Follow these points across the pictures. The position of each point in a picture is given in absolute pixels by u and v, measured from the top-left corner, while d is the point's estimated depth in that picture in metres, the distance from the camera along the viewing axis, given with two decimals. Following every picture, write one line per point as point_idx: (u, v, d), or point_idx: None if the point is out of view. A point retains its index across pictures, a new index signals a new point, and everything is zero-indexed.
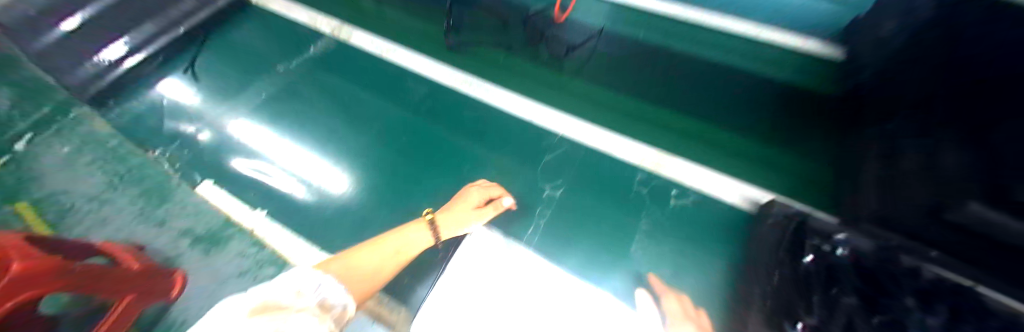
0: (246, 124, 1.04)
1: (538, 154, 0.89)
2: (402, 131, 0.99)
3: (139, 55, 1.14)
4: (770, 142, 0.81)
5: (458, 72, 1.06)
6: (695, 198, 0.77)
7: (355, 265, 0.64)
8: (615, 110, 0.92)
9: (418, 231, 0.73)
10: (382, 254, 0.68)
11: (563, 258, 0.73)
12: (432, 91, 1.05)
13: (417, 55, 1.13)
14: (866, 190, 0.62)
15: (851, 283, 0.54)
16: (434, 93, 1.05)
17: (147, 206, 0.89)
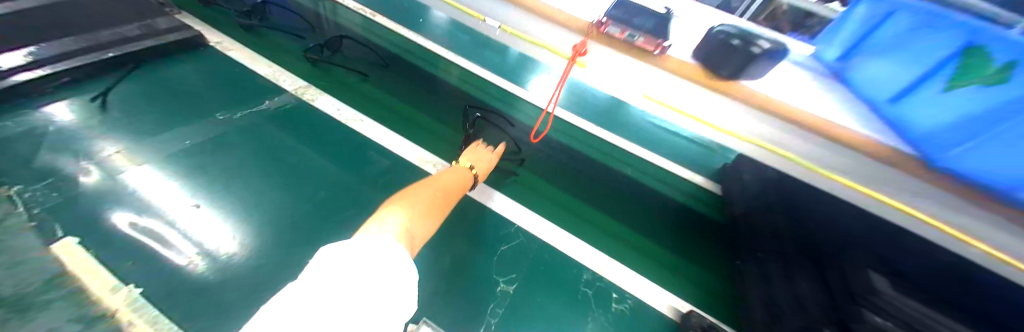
0: (153, 174, 0.86)
1: (494, 245, 0.91)
2: (354, 204, 0.93)
3: (38, 70, 0.97)
4: (686, 256, 0.96)
5: (422, 152, 1.10)
6: (632, 304, 0.84)
7: (418, 197, 0.70)
8: (566, 210, 1.01)
9: (457, 175, 0.88)
10: (429, 190, 0.74)
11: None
12: (394, 165, 1.05)
13: (381, 131, 1.14)
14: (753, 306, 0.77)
15: None
16: (394, 169, 1.04)
17: None
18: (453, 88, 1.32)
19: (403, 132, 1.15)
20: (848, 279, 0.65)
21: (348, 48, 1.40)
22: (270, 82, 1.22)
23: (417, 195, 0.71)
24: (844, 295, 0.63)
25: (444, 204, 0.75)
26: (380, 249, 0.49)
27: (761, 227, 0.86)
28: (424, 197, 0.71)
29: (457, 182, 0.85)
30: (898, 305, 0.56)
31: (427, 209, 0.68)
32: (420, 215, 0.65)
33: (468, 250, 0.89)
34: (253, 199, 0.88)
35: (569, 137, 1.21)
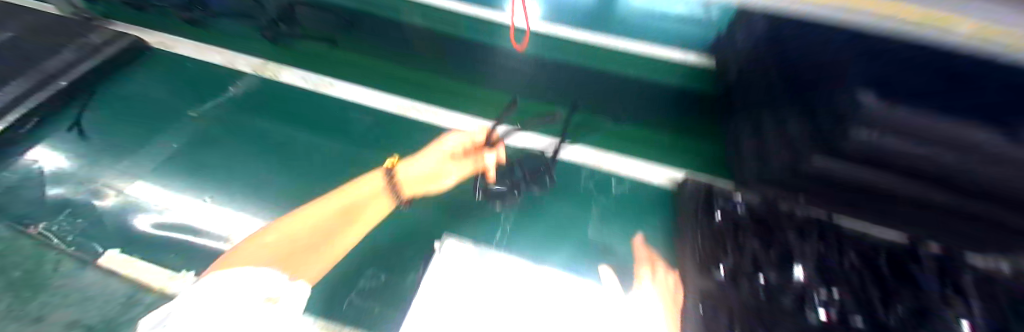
0: (155, 186, 0.88)
1: (494, 165, 0.94)
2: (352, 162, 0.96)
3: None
4: (682, 134, 0.99)
5: (404, 100, 1.09)
6: (630, 184, 0.90)
7: (343, 199, 0.79)
8: (557, 122, 1.03)
9: (360, 182, 0.82)
10: (367, 188, 0.82)
11: (544, 258, 0.77)
12: (379, 120, 1.05)
13: (358, 92, 1.12)
14: (748, 158, 0.81)
15: (751, 232, 0.70)
16: (380, 123, 1.04)
17: (12, 305, 0.65)
18: (410, 25, 1.20)
19: (379, 86, 1.14)
20: (829, 95, 0.60)
21: (306, 12, 1.23)
22: (226, 68, 1.15)
23: (348, 199, 0.79)
24: (825, 113, 0.60)
25: (310, 241, 0.71)
26: (238, 282, 0.56)
27: (755, 77, 0.82)
28: (354, 198, 0.80)
29: (344, 205, 0.79)
30: (890, 113, 0.50)
31: (274, 252, 0.65)
32: (275, 259, 0.63)
33: (471, 175, 0.92)
34: (254, 183, 0.90)
35: (547, 44, 1.13)
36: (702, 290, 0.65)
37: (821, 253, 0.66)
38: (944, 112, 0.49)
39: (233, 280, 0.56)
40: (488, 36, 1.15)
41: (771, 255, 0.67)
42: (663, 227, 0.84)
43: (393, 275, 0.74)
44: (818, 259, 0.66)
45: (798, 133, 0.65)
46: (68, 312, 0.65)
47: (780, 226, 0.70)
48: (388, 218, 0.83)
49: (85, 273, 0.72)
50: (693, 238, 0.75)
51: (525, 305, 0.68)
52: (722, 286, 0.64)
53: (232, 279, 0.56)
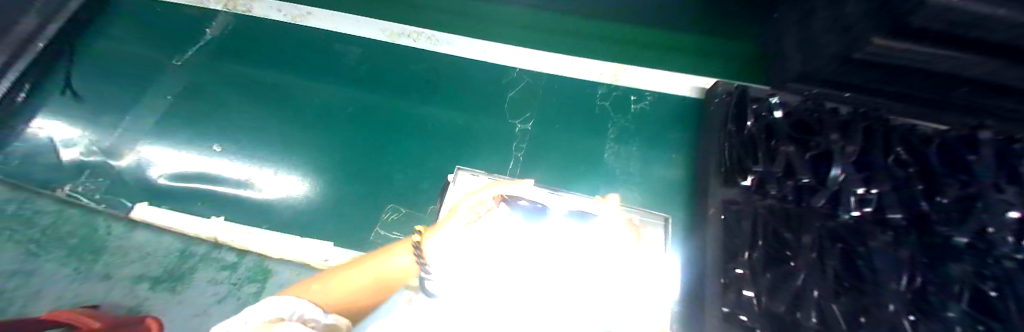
0: (158, 143, 0.85)
1: (501, 92, 0.86)
2: (350, 102, 0.89)
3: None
4: (710, 36, 0.85)
5: (387, 24, 0.93)
6: (651, 99, 0.83)
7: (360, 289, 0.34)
8: (569, 34, 0.89)
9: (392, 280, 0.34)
10: (371, 286, 0.34)
11: (573, 181, 0.73)
12: (366, 52, 0.94)
13: (337, 19, 0.96)
14: (792, 55, 0.73)
15: (785, 135, 0.63)
16: (370, 55, 0.93)
17: (80, 265, 0.68)
18: None
19: (361, 9, 0.96)
20: None
21: None
22: (196, 8, 1.02)
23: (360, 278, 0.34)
24: None
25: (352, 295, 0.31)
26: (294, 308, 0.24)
27: None
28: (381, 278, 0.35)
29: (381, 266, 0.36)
30: None
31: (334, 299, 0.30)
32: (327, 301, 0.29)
33: (472, 104, 0.85)
34: (255, 131, 0.86)
35: None
36: (726, 201, 0.63)
37: (866, 148, 0.61)
38: None
39: (279, 302, 0.24)
40: None
41: (807, 156, 0.62)
42: (684, 143, 0.78)
43: (412, 208, 0.75)
44: (860, 155, 0.60)
45: (857, 13, 0.56)
46: (133, 268, 0.69)
47: (823, 123, 0.64)
48: (399, 157, 0.81)
49: (135, 233, 0.74)
50: (722, 147, 0.67)
51: None
52: (749, 195, 0.62)
53: (273, 303, 0.23)
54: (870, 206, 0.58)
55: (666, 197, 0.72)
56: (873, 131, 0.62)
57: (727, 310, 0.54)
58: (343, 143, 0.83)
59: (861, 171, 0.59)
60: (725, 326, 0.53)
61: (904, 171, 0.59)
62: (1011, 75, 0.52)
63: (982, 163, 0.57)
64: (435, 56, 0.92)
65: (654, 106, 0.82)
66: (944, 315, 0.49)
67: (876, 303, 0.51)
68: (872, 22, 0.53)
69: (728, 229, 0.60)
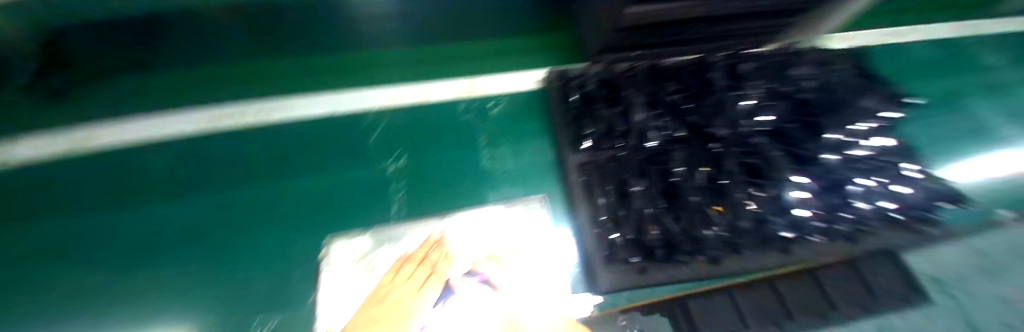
0: None
1: (363, 140, 0.78)
2: (165, 222, 0.68)
3: None
4: (542, 30, 0.95)
5: (195, 113, 0.80)
6: (506, 100, 0.89)
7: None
8: (418, 61, 0.89)
9: None
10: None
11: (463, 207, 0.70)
12: (181, 154, 0.76)
13: (128, 126, 0.78)
14: (586, 32, 0.88)
15: (603, 97, 0.76)
16: (186, 157, 0.76)
17: None
18: None
19: (164, 104, 0.79)
20: None
21: None
22: None
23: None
24: None
25: None
26: None
27: None
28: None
29: None
30: None
31: None
32: None
33: (327, 163, 0.75)
34: (28, 306, 0.60)
35: None
36: (581, 163, 0.72)
37: (651, 91, 0.75)
38: None
39: None
40: None
41: (616, 111, 0.74)
42: (542, 129, 0.85)
43: (284, 318, 0.56)
44: (659, 93, 0.74)
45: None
46: None
47: (629, 77, 0.78)
48: (245, 255, 0.63)
49: None
50: (563, 121, 0.79)
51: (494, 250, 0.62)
52: (593, 154, 0.72)
53: None
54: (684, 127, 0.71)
55: (544, 180, 0.76)
56: (661, 73, 0.77)
57: (607, 255, 0.60)
58: (164, 269, 0.63)
59: (650, 108, 0.73)
60: (608, 269, 0.60)
61: (680, 96, 0.73)
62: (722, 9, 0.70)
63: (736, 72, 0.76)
64: (275, 129, 0.79)
65: (508, 106, 0.89)
66: (749, 194, 0.64)
67: (701, 202, 0.63)
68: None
69: (587, 186, 0.69)
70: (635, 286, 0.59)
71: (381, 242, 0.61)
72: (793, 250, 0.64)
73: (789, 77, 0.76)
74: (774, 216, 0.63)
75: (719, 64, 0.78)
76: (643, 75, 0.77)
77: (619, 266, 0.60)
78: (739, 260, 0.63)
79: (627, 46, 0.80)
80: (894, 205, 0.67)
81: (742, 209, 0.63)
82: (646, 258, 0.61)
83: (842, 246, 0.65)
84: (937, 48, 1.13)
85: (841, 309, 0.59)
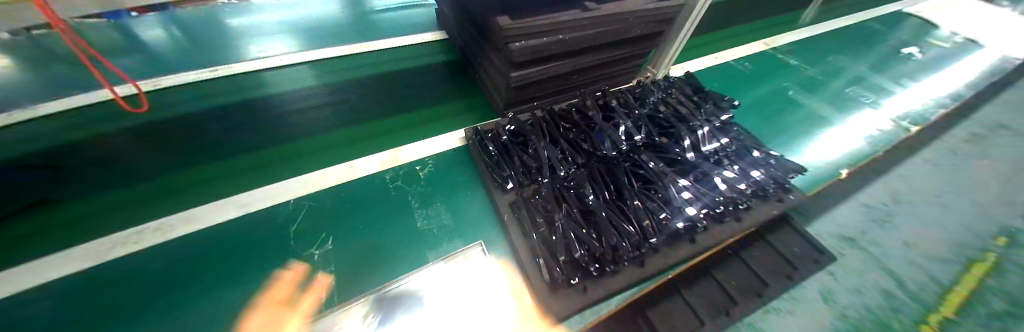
0: None
1: (280, 232, 0.74)
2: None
3: None
4: (452, 101, 1.11)
5: (74, 244, 0.69)
6: (432, 161, 0.92)
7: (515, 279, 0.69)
8: (340, 145, 0.94)
9: None
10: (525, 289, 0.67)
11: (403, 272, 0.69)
12: (55, 305, 0.62)
13: None
14: (491, 93, 1.01)
15: (516, 141, 0.85)
16: (61, 305, 0.61)
17: None
18: (104, 134, 0.89)
19: (28, 253, 0.67)
20: (491, 27, 0.79)
21: None
22: None
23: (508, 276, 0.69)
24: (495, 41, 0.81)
25: None
26: None
27: (469, 37, 1.03)
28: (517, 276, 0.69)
29: None
30: (522, 23, 0.72)
31: None
32: None
33: (247, 266, 0.69)
34: None
35: (300, 80, 1.11)
36: (509, 203, 0.77)
37: (550, 131, 0.85)
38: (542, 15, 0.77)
39: None
40: (232, 97, 1.03)
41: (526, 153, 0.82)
42: (473, 178, 0.88)
43: None
44: (560, 130, 0.86)
45: (499, 61, 0.84)
46: None
47: (533, 121, 0.88)
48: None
49: None
50: (485, 169, 0.84)
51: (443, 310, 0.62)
52: (517, 192, 0.77)
53: None
54: (587, 154, 0.81)
55: (480, 227, 0.77)
56: (558, 114, 0.90)
57: (550, 281, 0.63)
58: None
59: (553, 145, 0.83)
60: (553, 295, 0.62)
61: (573, 131, 0.85)
62: (587, 61, 0.90)
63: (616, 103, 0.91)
64: (181, 244, 0.72)
65: (436, 165, 0.91)
66: (652, 199, 0.73)
67: (617, 214, 0.70)
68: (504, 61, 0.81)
69: (520, 223, 0.73)
70: (587, 304, 0.62)
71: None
72: None
73: (649, 101, 0.94)
74: (685, 214, 0.71)
75: (597, 100, 0.93)
76: (544, 118, 0.89)
77: (564, 290, 0.63)
78: (661, 257, 0.69)
79: (526, 100, 0.94)
80: (763, 178, 0.80)
81: (651, 211, 0.71)
82: (585, 277, 0.65)
83: (737, 225, 0.75)
84: (751, 62, 1.50)
85: (769, 282, 0.73)
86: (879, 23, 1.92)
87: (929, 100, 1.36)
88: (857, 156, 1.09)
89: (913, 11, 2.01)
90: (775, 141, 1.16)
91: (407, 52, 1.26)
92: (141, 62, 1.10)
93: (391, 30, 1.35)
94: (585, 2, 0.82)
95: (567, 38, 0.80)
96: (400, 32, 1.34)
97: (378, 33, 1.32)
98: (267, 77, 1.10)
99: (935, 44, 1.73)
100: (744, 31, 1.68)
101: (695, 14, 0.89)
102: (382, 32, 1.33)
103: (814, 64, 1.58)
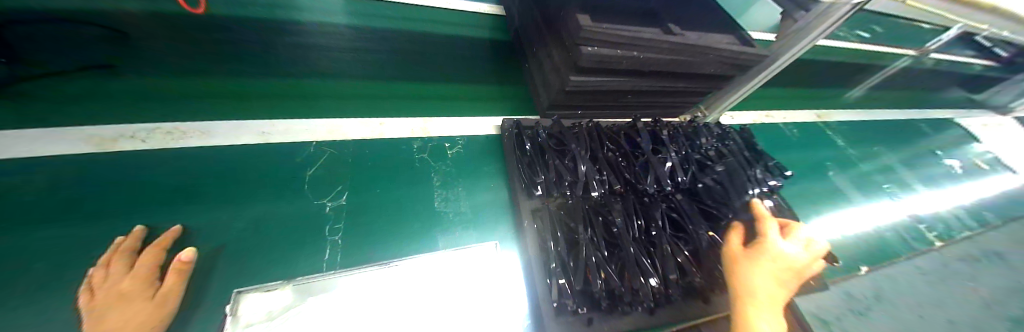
0: None
1: (296, 173, 0.72)
2: (9, 276, 0.52)
3: None
4: (493, 83, 1.06)
5: (88, 127, 0.66)
6: (462, 141, 0.88)
7: (787, 268, 0.58)
8: (371, 98, 0.90)
9: None
10: (783, 287, 0.58)
11: (411, 250, 0.67)
12: (57, 182, 0.61)
13: None
14: (538, 88, 0.95)
15: (554, 146, 0.81)
16: (72, 189, 0.61)
17: None
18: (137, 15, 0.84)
19: (35, 122, 0.64)
20: (563, 24, 0.73)
21: None
22: None
23: (785, 262, 0.58)
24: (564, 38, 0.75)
25: None
26: None
27: (531, 22, 0.97)
28: (796, 264, 0.58)
29: None
30: (600, 31, 0.66)
31: None
32: None
33: (255, 197, 0.67)
34: None
35: (345, 16, 1.05)
36: (533, 209, 0.74)
37: (592, 146, 0.81)
38: (621, 26, 0.71)
39: None
40: (272, 14, 0.98)
41: (563, 161, 0.78)
42: (499, 171, 0.85)
43: None
44: (602, 148, 0.82)
45: (560, 60, 0.79)
46: None
47: (577, 131, 0.84)
48: (204, 294, 0.56)
49: None
50: (515, 166, 0.80)
51: (446, 297, 0.58)
52: (544, 199, 0.74)
53: None
54: (624, 181, 0.77)
55: (497, 225, 0.76)
56: (603, 131, 0.85)
57: (557, 306, 0.62)
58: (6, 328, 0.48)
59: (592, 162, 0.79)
60: (557, 319, 0.62)
61: (614, 153, 0.82)
62: (647, 85, 0.85)
63: (664, 137, 0.87)
64: (192, 156, 0.69)
65: (465, 146, 0.88)
66: (678, 248, 0.71)
67: (640, 254, 0.68)
68: (567, 62, 0.75)
69: (539, 232, 0.70)
70: None
71: (306, 295, 0.52)
72: (712, 300, 0.73)
73: (698, 144, 0.90)
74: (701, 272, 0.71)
75: (648, 128, 0.89)
76: (588, 132, 0.84)
77: (569, 317, 0.63)
78: (669, 310, 0.69)
79: (572, 107, 0.89)
80: None
81: (674, 261, 0.69)
82: (592, 309, 0.64)
83: None
84: (797, 128, 1.45)
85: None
86: (926, 124, 1.86)
87: (958, 217, 1.32)
88: (876, 255, 1.06)
89: (965, 121, 1.94)
90: (797, 212, 1.13)
91: (459, 18, 1.20)
92: None
93: None
94: (669, 25, 0.77)
95: (640, 58, 0.74)
96: None
97: None
98: (314, 2, 1.04)
99: (980, 160, 1.67)
100: (794, 96, 1.63)
101: (774, 68, 0.84)
102: None
103: (857, 147, 1.52)
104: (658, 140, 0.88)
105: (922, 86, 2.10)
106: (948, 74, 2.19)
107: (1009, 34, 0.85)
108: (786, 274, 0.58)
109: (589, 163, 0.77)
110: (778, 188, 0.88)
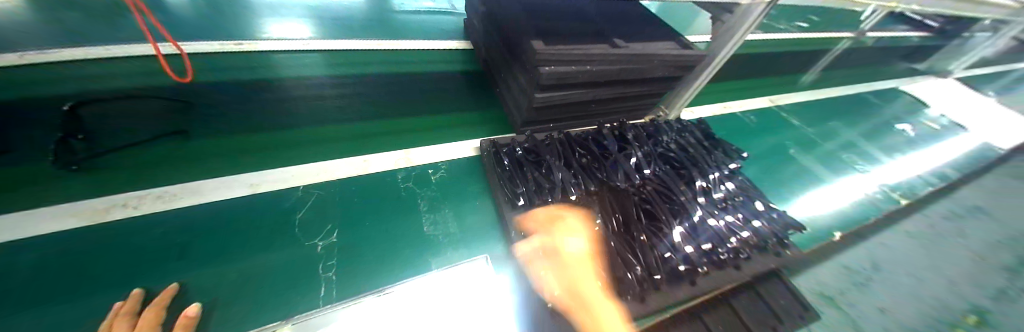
0: None
1: (289, 217, 0.76)
2: None
3: None
4: (469, 110, 1.13)
5: (83, 200, 0.70)
6: (444, 166, 0.94)
7: (573, 261, 0.68)
8: (355, 138, 0.95)
9: None
10: (569, 285, 0.65)
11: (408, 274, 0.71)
12: (44, 259, 0.62)
13: None
14: (509, 109, 1.03)
15: (529, 160, 0.87)
16: (70, 261, 0.63)
17: None
18: (123, 90, 0.90)
19: (30, 201, 0.67)
20: (521, 50, 0.82)
21: None
22: None
23: (570, 260, 0.68)
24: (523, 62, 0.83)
25: None
26: None
27: (495, 51, 1.06)
28: (579, 256, 0.70)
29: None
30: (553, 52, 0.75)
31: None
32: None
33: (250, 245, 0.70)
34: None
35: (323, 67, 1.12)
36: (517, 219, 0.78)
37: (564, 155, 0.88)
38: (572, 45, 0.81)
39: None
40: (254, 73, 1.04)
41: (539, 172, 0.84)
42: (482, 189, 0.90)
43: None
44: (573, 156, 0.88)
45: (523, 82, 0.87)
46: None
47: (549, 144, 0.91)
48: None
49: None
50: (495, 183, 0.86)
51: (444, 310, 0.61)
52: (525, 209, 0.79)
53: None
54: (597, 184, 0.84)
55: (486, 240, 0.80)
56: (572, 140, 0.93)
57: (551, 307, 0.66)
58: None
59: (565, 169, 0.85)
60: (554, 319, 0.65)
61: (585, 158, 0.89)
62: (606, 93, 0.94)
63: (628, 138, 0.95)
64: (185, 213, 0.72)
65: (448, 171, 0.93)
66: (655, 237, 0.77)
67: (621, 247, 0.73)
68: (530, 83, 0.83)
69: (525, 241, 0.74)
70: None
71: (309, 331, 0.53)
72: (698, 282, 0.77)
73: (661, 140, 0.98)
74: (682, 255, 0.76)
75: (613, 132, 0.97)
76: (559, 143, 0.91)
77: (565, 315, 0.66)
78: (659, 296, 0.73)
79: (542, 122, 0.97)
80: (757, 232, 0.84)
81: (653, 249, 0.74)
82: None
83: (728, 275, 0.79)
84: (755, 115, 1.57)
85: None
86: (875, 95, 2.02)
87: (916, 176, 1.42)
88: (848, 221, 1.13)
89: (909, 88, 2.11)
90: (769, 192, 1.20)
91: (431, 56, 1.29)
92: (170, 28, 1.12)
93: (418, 33, 1.38)
94: (614, 39, 0.87)
95: (593, 71, 0.83)
96: (426, 36, 1.37)
97: (405, 34, 1.35)
98: (291, 59, 1.12)
99: (931, 122, 1.82)
100: (750, 86, 1.76)
101: (714, 65, 0.95)
102: (409, 34, 1.36)
103: (814, 124, 1.65)
104: (624, 141, 0.96)
105: (865, 61, 2.29)
106: (886, 49, 2.39)
107: (917, 7, 0.97)
108: (577, 270, 0.67)
109: (563, 170, 0.84)
110: (739, 170, 0.96)
